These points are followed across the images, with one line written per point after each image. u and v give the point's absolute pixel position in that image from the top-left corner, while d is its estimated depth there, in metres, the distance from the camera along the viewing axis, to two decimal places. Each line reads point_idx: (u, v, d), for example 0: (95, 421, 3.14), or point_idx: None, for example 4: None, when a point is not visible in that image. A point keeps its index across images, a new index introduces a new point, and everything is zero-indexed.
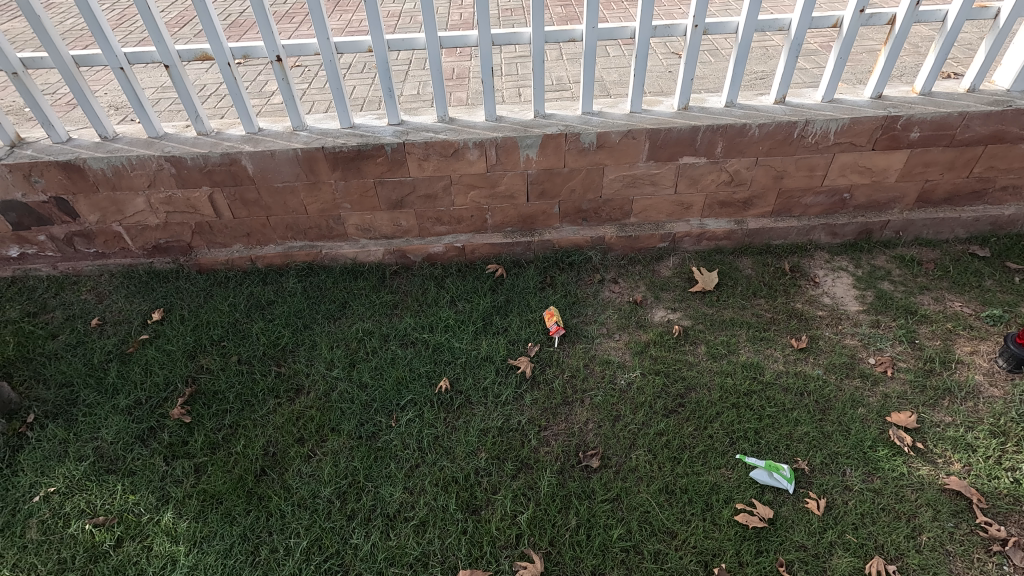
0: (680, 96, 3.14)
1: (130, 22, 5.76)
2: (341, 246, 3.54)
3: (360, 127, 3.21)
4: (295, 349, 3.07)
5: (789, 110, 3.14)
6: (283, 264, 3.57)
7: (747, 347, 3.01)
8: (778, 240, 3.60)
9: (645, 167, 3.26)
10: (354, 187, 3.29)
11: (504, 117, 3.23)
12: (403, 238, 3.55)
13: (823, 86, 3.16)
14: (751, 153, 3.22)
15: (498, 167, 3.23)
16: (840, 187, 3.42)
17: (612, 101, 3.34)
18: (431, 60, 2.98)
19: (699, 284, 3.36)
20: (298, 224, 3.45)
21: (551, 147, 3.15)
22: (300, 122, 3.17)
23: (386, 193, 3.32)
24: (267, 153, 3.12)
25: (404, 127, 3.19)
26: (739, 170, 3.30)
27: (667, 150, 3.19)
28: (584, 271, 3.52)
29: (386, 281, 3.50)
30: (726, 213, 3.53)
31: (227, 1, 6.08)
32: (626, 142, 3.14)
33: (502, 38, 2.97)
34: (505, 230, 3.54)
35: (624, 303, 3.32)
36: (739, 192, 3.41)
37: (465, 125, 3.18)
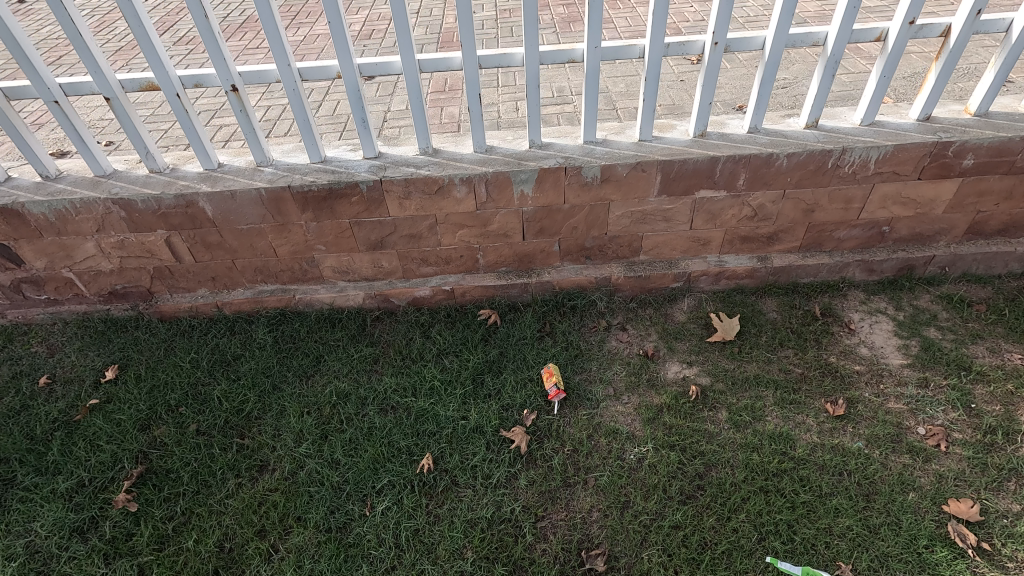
0: (696, 122, 2.74)
1: (107, 30, 5.46)
2: (317, 289, 3.19)
3: (332, 161, 2.83)
4: (261, 416, 2.72)
5: (823, 136, 2.73)
6: (253, 310, 3.22)
7: (774, 413, 2.62)
8: (806, 277, 3.19)
9: (657, 202, 2.86)
10: (328, 228, 2.92)
11: (496, 147, 2.85)
12: (385, 281, 3.18)
13: (862, 107, 2.74)
14: (778, 186, 2.81)
15: (489, 204, 2.85)
16: (879, 220, 3.00)
17: (618, 126, 2.94)
18: (409, 87, 2.59)
19: (719, 333, 2.97)
20: (268, 267, 3.10)
21: (549, 182, 2.76)
22: (264, 157, 2.80)
23: (364, 233, 2.96)
24: (227, 193, 2.75)
25: (382, 161, 2.81)
26: (763, 204, 2.89)
27: (681, 183, 2.78)
28: (587, 315, 3.13)
29: (366, 330, 3.14)
30: (748, 250, 3.12)
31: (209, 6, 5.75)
32: (635, 176, 2.75)
33: (491, 60, 2.57)
34: (499, 270, 3.17)
35: (633, 355, 2.94)
36: (764, 227, 3.01)
37: (451, 158, 2.80)
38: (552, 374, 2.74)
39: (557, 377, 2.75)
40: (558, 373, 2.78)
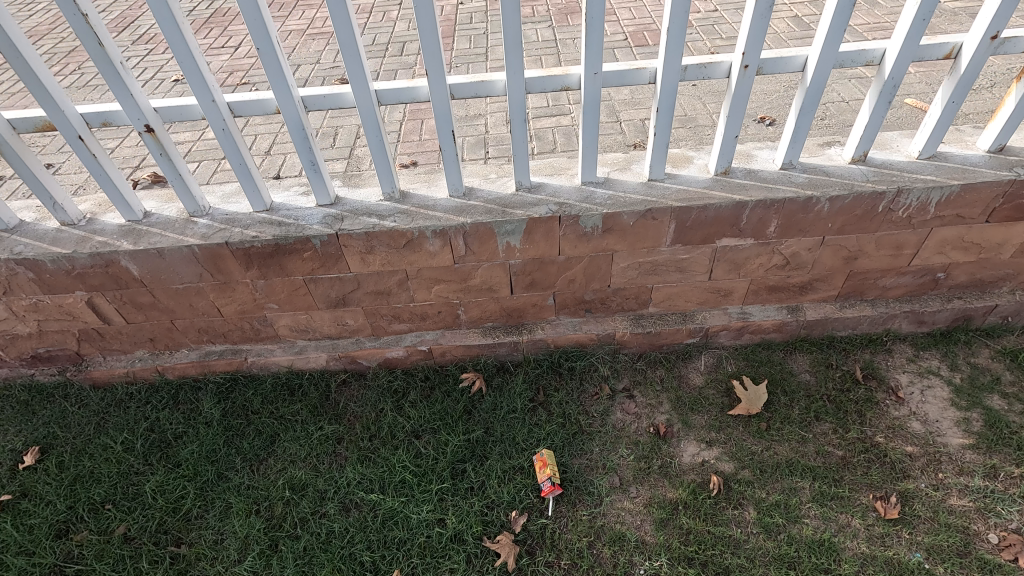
0: (718, 159, 2.25)
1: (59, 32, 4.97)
2: (272, 350, 2.74)
3: (279, 209, 2.36)
4: (202, 516, 2.30)
5: (873, 174, 2.24)
6: (200, 374, 2.77)
7: (812, 512, 2.19)
8: (844, 330, 2.72)
9: (671, 252, 2.39)
10: (278, 286, 2.46)
11: (476, 189, 2.37)
12: (351, 339, 2.73)
13: (921, 137, 2.25)
14: (816, 232, 2.33)
15: (469, 258, 2.38)
16: (933, 267, 2.52)
17: (623, 159, 2.46)
18: (365, 124, 2.11)
19: (743, 404, 2.51)
20: (213, 327, 2.64)
21: (540, 233, 2.30)
22: (197, 206, 2.33)
23: (322, 291, 2.50)
24: (152, 251, 2.28)
25: (339, 209, 2.33)
26: (797, 252, 2.41)
27: (699, 232, 2.31)
28: (588, 379, 2.68)
29: (330, 398, 2.70)
30: (777, 300, 2.65)
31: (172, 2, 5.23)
32: (643, 225, 2.27)
33: (467, 88, 2.08)
34: (485, 326, 2.71)
35: (642, 432, 2.49)
36: (796, 276, 2.54)
37: (422, 204, 2.32)
38: (543, 464, 2.31)
39: (552, 467, 2.31)
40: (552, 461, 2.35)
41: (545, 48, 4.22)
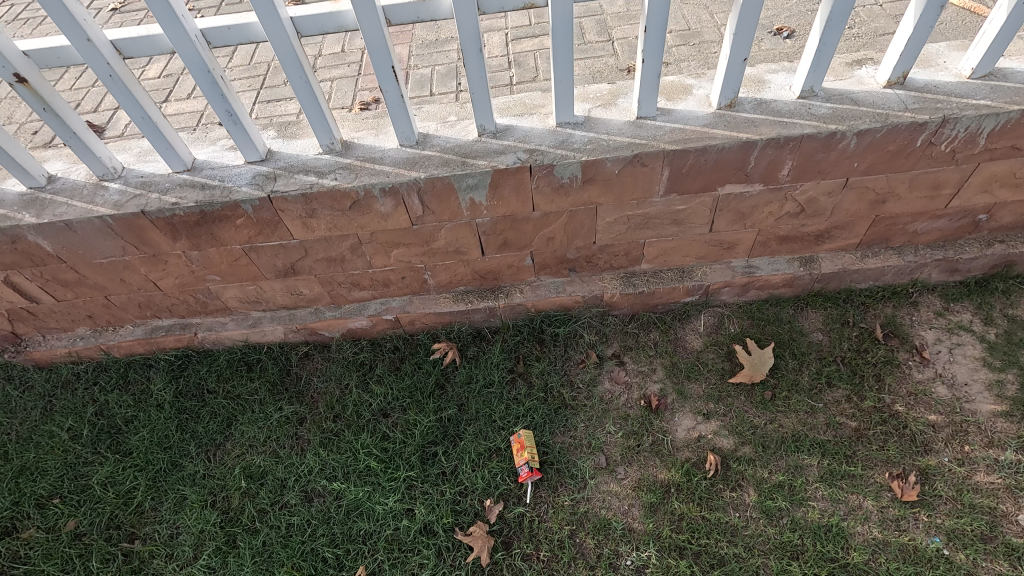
0: (722, 89, 1.85)
1: None
2: (224, 323, 2.48)
3: (203, 169, 2.01)
4: (155, 510, 2.14)
5: (912, 100, 1.83)
6: (149, 351, 2.54)
7: (819, 494, 1.96)
8: (865, 282, 2.39)
9: (665, 202, 2.04)
10: (215, 256, 2.16)
11: (433, 136, 2.00)
12: (310, 310, 2.46)
13: (976, 51, 1.81)
14: (838, 174, 1.96)
15: (429, 218, 2.05)
16: (975, 208, 2.15)
17: (608, 92, 2.06)
18: (284, 63, 1.71)
19: (745, 371, 2.24)
20: (154, 302, 2.37)
21: (508, 187, 1.95)
22: (105, 170, 1.98)
23: (267, 260, 2.19)
24: (59, 224, 1.97)
25: (272, 166, 1.98)
26: (814, 198, 2.05)
27: (698, 178, 1.94)
28: (573, 345, 2.42)
29: (291, 375, 2.47)
30: (788, 251, 2.31)
31: None
32: (631, 173, 1.91)
33: (407, 11, 1.67)
34: (456, 290, 2.42)
35: (632, 404, 2.25)
36: (811, 224, 2.18)
37: (369, 157, 1.97)
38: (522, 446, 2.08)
39: (531, 448, 2.09)
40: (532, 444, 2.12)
41: None
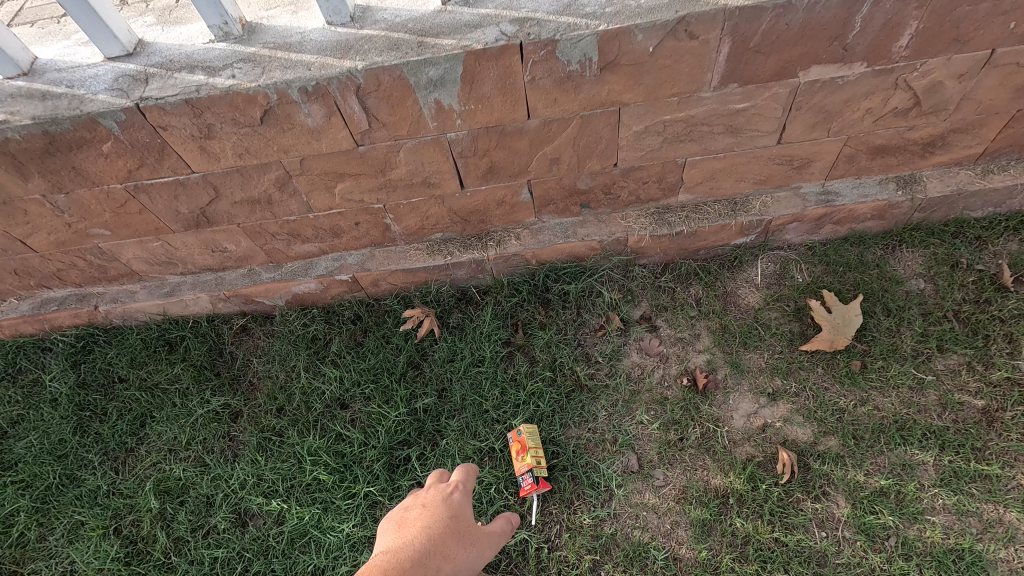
0: None
1: None
2: (133, 292, 1.91)
3: (45, 72, 1.38)
4: (44, 540, 1.63)
5: None
6: (44, 331, 1.98)
7: (938, 504, 1.41)
8: (983, 208, 1.76)
9: (718, 98, 1.41)
10: (90, 201, 1.55)
11: (378, 9, 1.36)
12: (242, 272, 1.88)
13: None
14: (980, 43, 1.31)
15: (381, 133, 1.43)
16: None
17: None
18: None
19: (826, 334, 1.64)
20: (33, 268, 1.80)
21: (490, 81, 1.32)
22: None
23: (165, 205, 1.60)
24: None
25: (142, 63, 1.35)
26: (937, 84, 1.41)
27: (771, 56, 1.31)
28: (588, 307, 1.83)
29: (224, 357, 1.91)
30: (882, 168, 1.68)
31: None
32: (672, 50, 1.28)
33: None
34: (431, 239, 1.82)
35: (670, 383, 1.68)
36: (923, 126, 1.55)
37: (284, 44, 1.33)
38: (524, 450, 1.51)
39: (535, 451, 1.53)
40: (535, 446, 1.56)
41: None
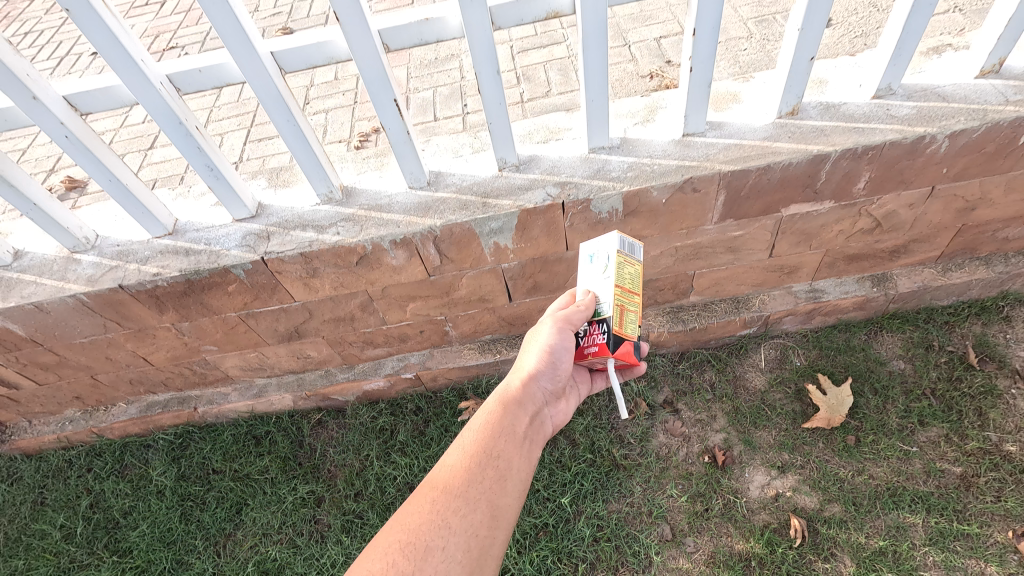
0: (783, 94, 1.55)
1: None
2: (227, 394, 2.23)
3: (186, 232, 1.74)
4: None
5: (1013, 89, 1.54)
6: (146, 430, 2.29)
7: (930, 561, 1.67)
8: (947, 298, 2.10)
9: (719, 230, 1.76)
10: (210, 326, 1.90)
11: (445, 174, 1.72)
12: (320, 373, 2.20)
13: None
14: (924, 183, 1.66)
15: (449, 266, 1.77)
16: None
17: (644, 105, 1.77)
18: (269, 109, 1.45)
19: (824, 413, 1.93)
20: (147, 378, 2.13)
21: (538, 227, 1.67)
22: (75, 241, 1.72)
23: (267, 324, 1.92)
24: (28, 307, 1.72)
25: (263, 223, 1.71)
26: (894, 211, 1.75)
27: (760, 200, 1.65)
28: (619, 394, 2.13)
29: (303, 447, 2.20)
30: (858, 270, 2.02)
31: None
32: (680, 201, 1.63)
33: (406, 36, 1.41)
34: (482, 340, 2.14)
35: (694, 460, 1.95)
36: (887, 240, 1.89)
37: (376, 206, 1.68)
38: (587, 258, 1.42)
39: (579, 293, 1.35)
40: (585, 278, 1.34)
41: None
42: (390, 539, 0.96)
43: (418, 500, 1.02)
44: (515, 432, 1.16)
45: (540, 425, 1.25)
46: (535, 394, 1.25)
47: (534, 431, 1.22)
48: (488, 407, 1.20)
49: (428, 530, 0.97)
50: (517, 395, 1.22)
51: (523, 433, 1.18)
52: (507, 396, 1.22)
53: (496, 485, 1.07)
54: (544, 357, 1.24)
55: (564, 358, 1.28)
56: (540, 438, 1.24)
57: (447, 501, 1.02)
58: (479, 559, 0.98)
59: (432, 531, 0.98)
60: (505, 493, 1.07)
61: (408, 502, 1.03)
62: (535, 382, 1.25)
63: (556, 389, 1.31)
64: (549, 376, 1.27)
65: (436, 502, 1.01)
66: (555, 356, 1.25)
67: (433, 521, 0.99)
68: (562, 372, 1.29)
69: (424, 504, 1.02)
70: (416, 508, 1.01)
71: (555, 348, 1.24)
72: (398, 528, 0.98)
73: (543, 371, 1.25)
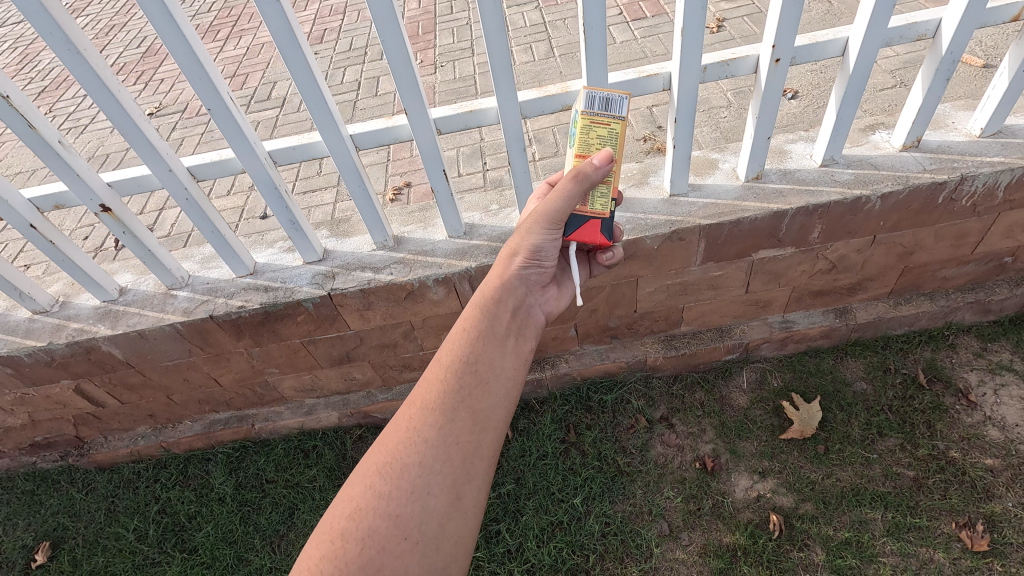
0: (748, 164, 1.96)
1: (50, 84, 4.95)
2: (280, 413, 2.56)
3: (265, 272, 2.12)
4: None
5: (929, 161, 1.95)
6: (207, 445, 2.61)
7: (888, 549, 1.97)
8: (901, 327, 2.46)
9: (702, 270, 2.13)
10: (276, 351, 2.25)
11: (477, 226, 2.12)
12: (362, 394, 2.54)
13: (984, 112, 1.95)
14: (867, 232, 2.05)
15: None
16: (999, 252, 2.25)
17: (639, 170, 2.18)
18: (344, 175, 1.85)
19: (797, 426, 2.27)
20: (214, 397, 2.46)
21: None
22: (174, 279, 2.11)
23: (324, 350, 2.28)
24: (132, 334, 2.09)
25: (329, 265, 2.10)
26: (846, 255, 2.14)
27: (734, 246, 2.04)
28: (622, 411, 2.46)
29: (346, 459, 2.51)
30: (822, 304, 2.39)
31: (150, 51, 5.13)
32: (669, 247, 2.01)
33: (453, 122, 1.84)
34: None
35: (687, 467, 2.27)
36: (844, 278, 2.26)
37: (422, 252, 2.07)
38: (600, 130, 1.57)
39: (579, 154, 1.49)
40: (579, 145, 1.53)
41: (536, 33, 4.13)
42: (372, 462, 1.15)
43: (399, 422, 1.20)
44: (495, 334, 1.30)
45: (527, 313, 1.41)
46: (516, 288, 1.40)
47: (519, 322, 1.37)
48: (470, 311, 1.35)
49: (404, 451, 1.14)
50: (499, 292, 1.37)
51: (506, 328, 1.34)
52: (487, 298, 1.36)
53: (474, 392, 1.22)
54: (531, 254, 1.41)
55: (547, 253, 1.44)
56: (527, 324, 1.39)
57: (423, 417, 1.19)
58: (461, 462, 1.15)
59: (409, 449, 1.14)
60: (484, 399, 1.22)
61: (392, 425, 1.21)
62: (517, 277, 1.40)
63: (542, 280, 1.46)
64: (535, 271, 1.44)
65: (413, 421, 1.18)
66: (540, 252, 1.42)
67: (410, 439, 1.15)
68: (546, 264, 1.45)
69: (403, 425, 1.19)
70: (397, 430, 1.18)
71: (541, 247, 1.41)
72: (379, 451, 1.16)
73: (530, 267, 1.42)
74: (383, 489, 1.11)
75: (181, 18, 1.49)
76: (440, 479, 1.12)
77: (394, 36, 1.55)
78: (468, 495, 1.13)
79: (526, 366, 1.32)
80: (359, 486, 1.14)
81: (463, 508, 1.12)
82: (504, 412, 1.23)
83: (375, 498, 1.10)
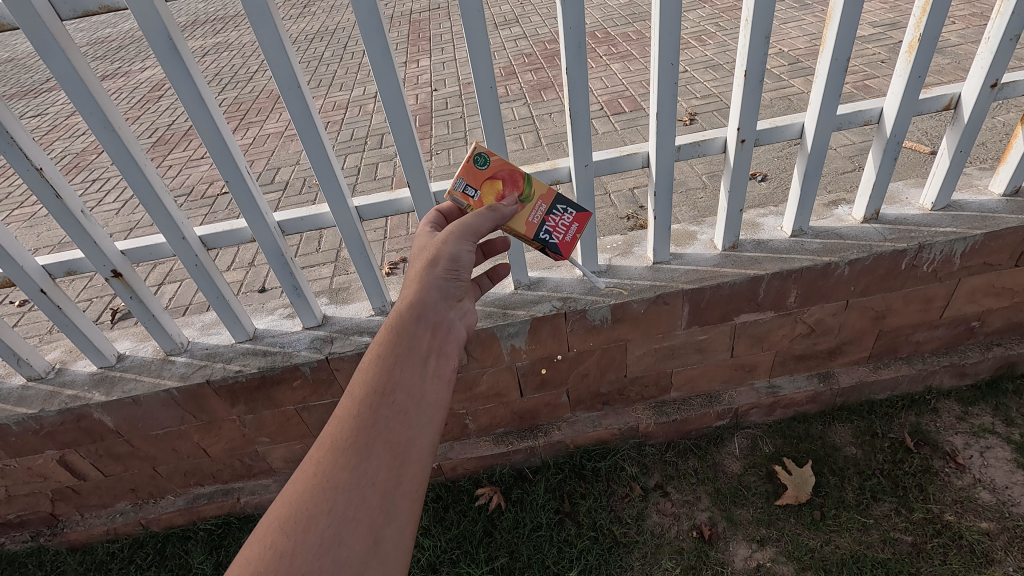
0: (723, 234, 2.12)
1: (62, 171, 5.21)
2: (268, 485, 2.50)
3: (265, 337, 2.18)
4: None
5: (889, 231, 2.13)
6: (188, 521, 2.51)
7: None
8: (883, 392, 2.53)
9: (688, 334, 2.22)
10: (269, 418, 2.25)
11: None
12: None
13: (932, 188, 2.16)
14: (839, 297, 2.18)
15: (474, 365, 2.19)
16: (966, 316, 2.38)
17: (623, 241, 2.33)
18: (347, 242, 1.97)
19: (791, 491, 2.26)
20: (200, 469, 2.41)
21: (545, 331, 2.12)
22: (174, 344, 2.15)
23: (317, 417, 2.28)
24: (126, 400, 2.09)
25: (328, 330, 2.16)
26: (822, 319, 2.25)
27: (716, 309, 2.14)
28: (616, 479, 2.44)
29: None
30: (805, 368, 2.47)
31: (161, 141, 5.46)
32: (655, 311, 2.12)
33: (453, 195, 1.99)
34: (496, 432, 2.49)
35: (684, 536, 2.23)
36: (823, 342, 2.36)
37: None
38: (498, 176, 1.61)
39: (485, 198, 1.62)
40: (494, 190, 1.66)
41: (525, 125, 4.51)
42: (274, 516, 1.05)
43: (307, 468, 1.11)
44: (412, 358, 1.26)
45: (447, 328, 1.38)
46: (434, 303, 1.37)
47: (439, 339, 1.34)
48: (386, 335, 1.30)
49: (312, 500, 1.06)
50: (415, 310, 1.33)
51: (425, 350, 1.30)
52: (404, 316, 1.31)
53: (391, 425, 1.16)
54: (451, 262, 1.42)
55: (466, 262, 1.45)
56: (449, 342, 1.36)
57: (333, 458, 1.11)
58: (380, 503, 1.08)
59: (318, 496, 1.06)
60: (403, 430, 1.16)
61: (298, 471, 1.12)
62: (435, 288, 1.38)
63: (461, 291, 1.45)
64: (452, 282, 1.42)
65: (322, 465, 1.10)
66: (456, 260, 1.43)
67: (320, 486, 1.07)
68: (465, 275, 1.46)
69: (311, 471, 1.10)
70: (304, 477, 1.10)
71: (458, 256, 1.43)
72: (283, 503, 1.06)
73: (447, 278, 1.41)
74: (286, 545, 1.01)
75: (209, 103, 1.66)
76: (354, 524, 1.05)
77: (402, 117, 1.72)
78: (388, 538, 1.06)
79: (449, 389, 1.28)
80: (259, 547, 1.02)
81: (383, 554, 1.05)
82: (424, 442, 1.18)
83: (277, 558, 0.99)
